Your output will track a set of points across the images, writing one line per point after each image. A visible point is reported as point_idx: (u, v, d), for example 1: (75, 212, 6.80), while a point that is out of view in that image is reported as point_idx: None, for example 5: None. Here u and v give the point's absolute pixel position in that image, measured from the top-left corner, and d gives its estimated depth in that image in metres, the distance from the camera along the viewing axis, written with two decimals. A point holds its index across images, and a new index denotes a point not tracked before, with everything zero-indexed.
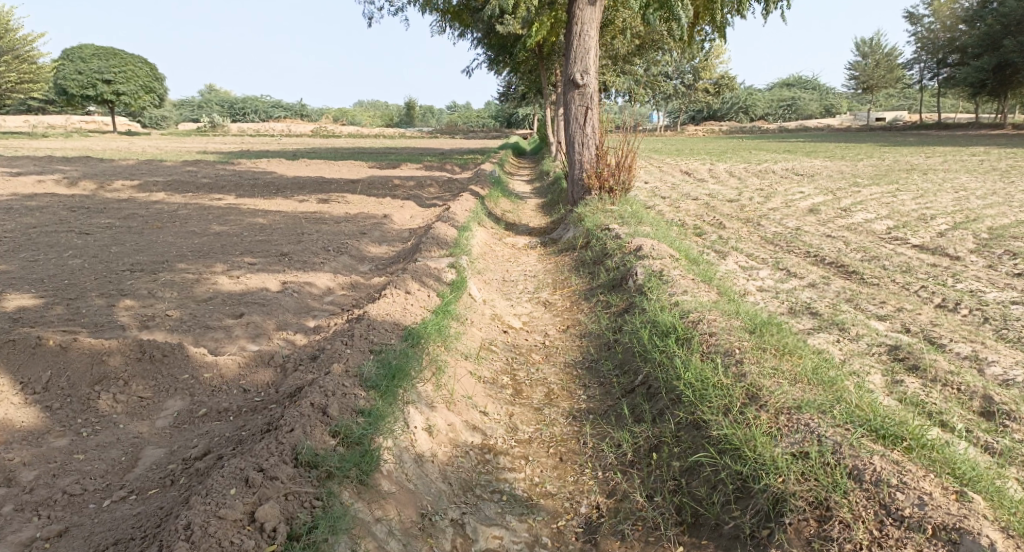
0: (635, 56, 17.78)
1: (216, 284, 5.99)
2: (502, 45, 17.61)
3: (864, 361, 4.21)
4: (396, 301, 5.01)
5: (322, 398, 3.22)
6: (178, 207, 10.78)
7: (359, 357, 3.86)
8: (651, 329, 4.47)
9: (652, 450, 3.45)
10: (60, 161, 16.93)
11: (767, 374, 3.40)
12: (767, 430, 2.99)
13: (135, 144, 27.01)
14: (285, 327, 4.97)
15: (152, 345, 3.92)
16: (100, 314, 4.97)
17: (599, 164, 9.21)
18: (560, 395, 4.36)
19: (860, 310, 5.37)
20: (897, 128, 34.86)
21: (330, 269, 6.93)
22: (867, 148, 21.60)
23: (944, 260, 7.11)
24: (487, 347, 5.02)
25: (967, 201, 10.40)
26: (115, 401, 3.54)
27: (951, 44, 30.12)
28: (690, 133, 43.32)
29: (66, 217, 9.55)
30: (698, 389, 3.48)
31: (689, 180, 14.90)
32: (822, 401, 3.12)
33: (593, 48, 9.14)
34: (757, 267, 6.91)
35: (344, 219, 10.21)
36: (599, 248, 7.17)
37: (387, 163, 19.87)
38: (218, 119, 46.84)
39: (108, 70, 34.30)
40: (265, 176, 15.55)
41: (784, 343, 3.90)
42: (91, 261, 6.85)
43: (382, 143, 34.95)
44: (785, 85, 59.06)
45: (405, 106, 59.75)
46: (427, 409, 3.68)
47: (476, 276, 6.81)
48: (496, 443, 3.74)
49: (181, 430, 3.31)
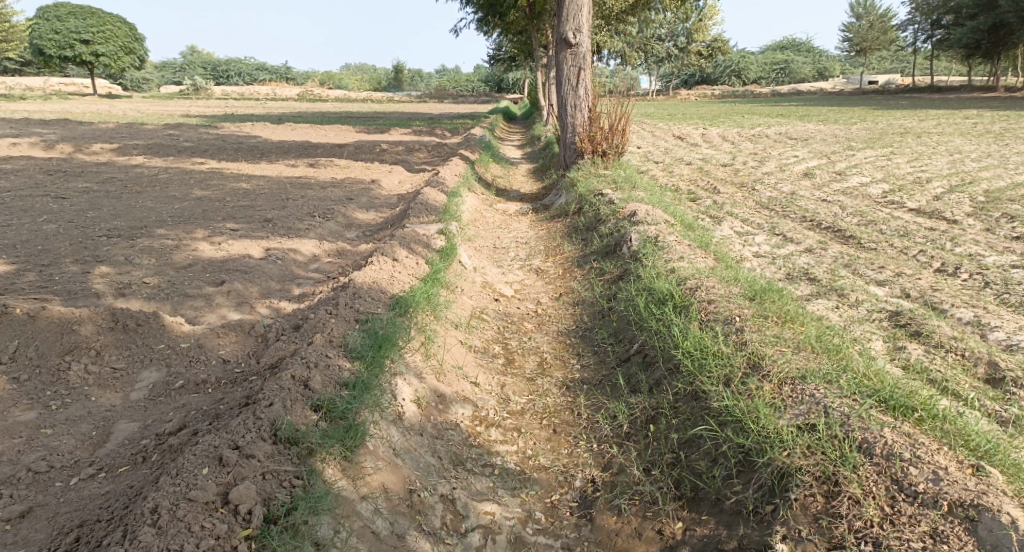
0: (629, 16, 17.30)
1: (196, 250, 5.78)
2: (493, 5, 17.09)
3: (865, 328, 4.10)
4: (383, 268, 4.82)
5: (303, 370, 3.06)
6: (159, 171, 10.45)
7: (343, 327, 3.70)
8: (647, 297, 4.34)
9: (648, 421, 3.34)
10: (38, 125, 16.46)
11: (769, 342, 3.26)
12: (770, 401, 2.87)
13: (114, 107, 26.36)
14: (268, 295, 4.80)
15: (125, 314, 3.72)
16: (75, 281, 4.78)
17: (592, 127, 8.97)
18: (553, 365, 4.23)
19: (858, 275, 5.26)
20: (890, 92, 34.47)
21: (315, 235, 6.72)
22: (861, 111, 21.35)
23: (941, 223, 6.98)
24: (477, 316, 4.88)
25: (962, 163, 10.27)
26: (87, 372, 3.36)
27: (946, 4, 29.60)
28: (683, 96, 42.83)
29: (42, 181, 9.23)
30: (698, 359, 3.36)
31: (682, 145, 14.67)
32: (828, 371, 2.99)
33: (586, 5, 8.81)
34: (753, 232, 6.78)
35: (331, 184, 9.95)
36: (592, 214, 6.99)
37: (375, 127, 19.46)
38: (201, 81, 45.73)
39: (86, 30, 33.14)
40: (248, 140, 15.18)
41: (785, 310, 3.74)
42: (66, 226, 6.60)
43: (370, 107, 34.27)
44: (778, 48, 58.23)
45: (393, 69, 58.52)
46: (415, 381, 3.53)
47: (466, 243, 6.64)
48: (487, 414, 3.61)
49: (156, 403, 3.16)
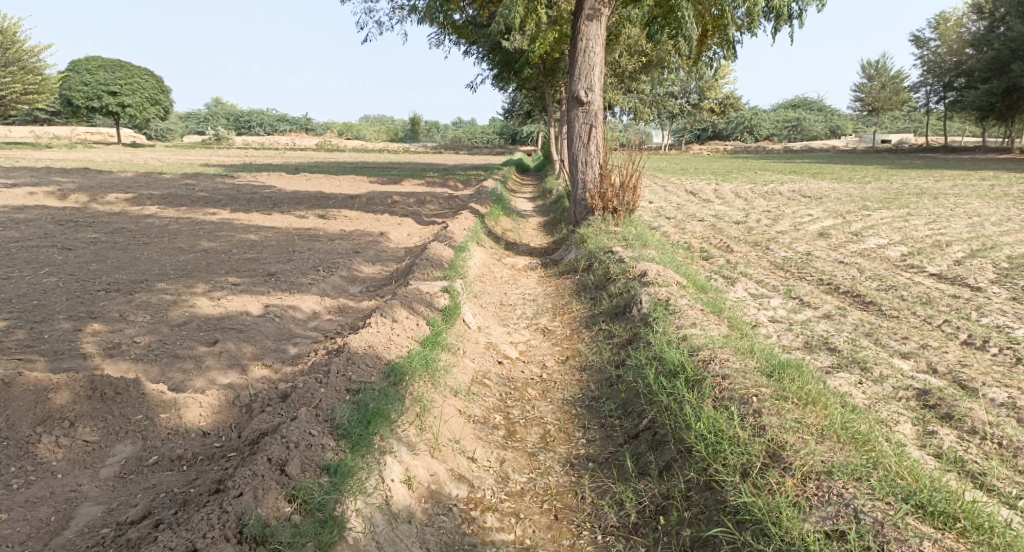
0: (642, 74, 17.49)
1: (193, 306, 5.63)
2: (508, 61, 17.35)
3: (891, 408, 3.83)
4: (380, 330, 4.62)
5: (281, 452, 2.87)
6: (169, 221, 10.45)
7: (332, 398, 3.50)
8: (658, 367, 4.09)
9: (658, 512, 3.09)
10: (59, 173, 16.71)
11: (789, 428, 2.99)
12: (793, 500, 2.61)
13: (136, 156, 26.90)
14: (262, 356, 4.61)
15: (104, 382, 3.53)
16: (64, 340, 4.64)
17: (603, 184, 8.86)
18: (556, 438, 3.97)
19: (881, 345, 4.99)
20: (903, 151, 34.58)
21: (318, 291, 6.57)
22: (874, 170, 21.29)
23: (965, 291, 6.72)
24: (479, 381, 4.65)
25: (981, 227, 10.05)
26: (57, 446, 3.17)
27: (957, 67, 29.90)
28: (695, 152, 43.16)
29: (52, 231, 9.24)
30: (712, 444, 3.10)
31: (694, 200, 14.57)
32: (857, 464, 2.72)
33: (598, 65, 8.82)
34: (768, 295, 6.55)
35: (339, 236, 9.88)
36: (602, 272, 6.81)
37: (389, 178, 19.60)
38: (222, 132, 46.81)
39: (115, 82, 34.26)
40: (262, 190, 15.28)
41: (806, 389, 3.47)
42: (67, 280, 6.51)
43: (387, 158, 34.72)
44: (789, 106, 58.98)
45: (410, 122, 59.69)
46: (407, 458, 3.30)
47: (471, 300, 6.46)
48: (484, 496, 3.34)
49: (126, 483, 2.96)
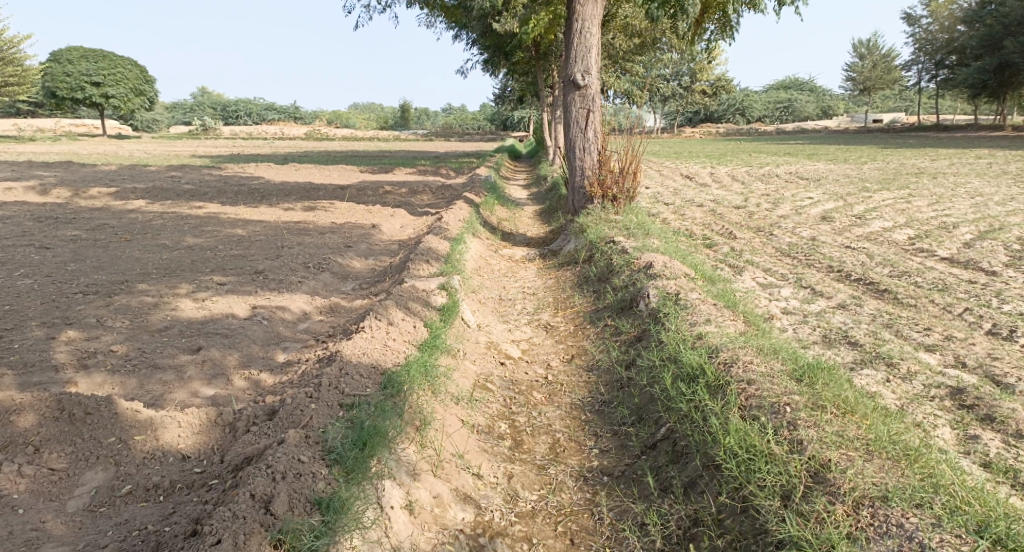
0: (636, 56, 17.13)
1: (176, 309, 5.29)
2: (499, 46, 16.91)
3: (926, 410, 3.56)
4: (374, 335, 4.29)
5: (267, 486, 2.60)
6: (153, 216, 10.05)
7: (324, 415, 3.21)
8: (674, 370, 3.80)
9: (687, 538, 2.81)
10: (41, 167, 16.17)
11: (833, 443, 2.73)
12: (847, 532, 2.36)
13: (121, 148, 26.21)
14: (248, 364, 4.29)
15: (73, 401, 3.21)
16: (35, 350, 4.30)
17: (602, 170, 8.51)
18: (567, 448, 3.67)
19: (903, 337, 4.72)
20: (895, 131, 34.33)
21: (307, 289, 6.24)
22: (869, 150, 21.04)
23: (980, 275, 6.47)
24: (481, 386, 4.35)
25: (985, 206, 9.82)
26: (18, 475, 2.84)
27: (949, 44, 29.60)
28: (687, 135, 42.80)
29: (30, 229, 8.83)
30: (744, 461, 2.82)
31: (691, 185, 14.26)
32: (913, 488, 2.46)
33: (596, 46, 8.45)
34: (778, 284, 6.27)
35: (330, 229, 9.53)
36: (604, 263, 6.50)
37: (380, 167, 19.20)
38: (208, 121, 45.90)
39: (97, 72, 33.42)
40: (249, 181, 14.85)
41: (841, 396, 3.18)
42: (42, 281, 6.15)
43: (377, 146, 34.20)
44: (781, 87, 58.69)
45: (399, 110, 58.96)
46: (408, 480, 3.01)
47: (470, 296, 6.14)
48: (492, 519, 3.06)
49: (95, 518, 2.67)
